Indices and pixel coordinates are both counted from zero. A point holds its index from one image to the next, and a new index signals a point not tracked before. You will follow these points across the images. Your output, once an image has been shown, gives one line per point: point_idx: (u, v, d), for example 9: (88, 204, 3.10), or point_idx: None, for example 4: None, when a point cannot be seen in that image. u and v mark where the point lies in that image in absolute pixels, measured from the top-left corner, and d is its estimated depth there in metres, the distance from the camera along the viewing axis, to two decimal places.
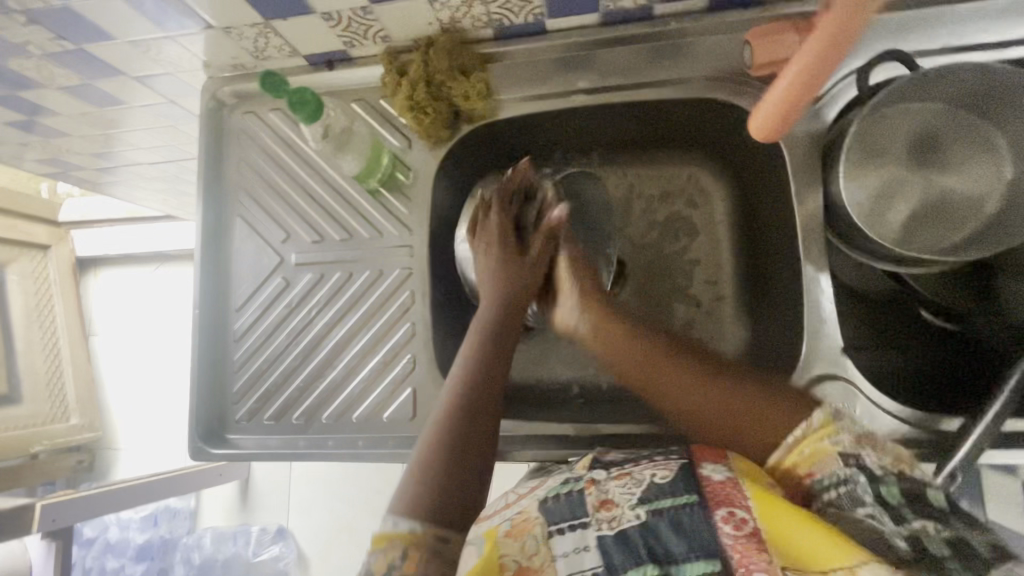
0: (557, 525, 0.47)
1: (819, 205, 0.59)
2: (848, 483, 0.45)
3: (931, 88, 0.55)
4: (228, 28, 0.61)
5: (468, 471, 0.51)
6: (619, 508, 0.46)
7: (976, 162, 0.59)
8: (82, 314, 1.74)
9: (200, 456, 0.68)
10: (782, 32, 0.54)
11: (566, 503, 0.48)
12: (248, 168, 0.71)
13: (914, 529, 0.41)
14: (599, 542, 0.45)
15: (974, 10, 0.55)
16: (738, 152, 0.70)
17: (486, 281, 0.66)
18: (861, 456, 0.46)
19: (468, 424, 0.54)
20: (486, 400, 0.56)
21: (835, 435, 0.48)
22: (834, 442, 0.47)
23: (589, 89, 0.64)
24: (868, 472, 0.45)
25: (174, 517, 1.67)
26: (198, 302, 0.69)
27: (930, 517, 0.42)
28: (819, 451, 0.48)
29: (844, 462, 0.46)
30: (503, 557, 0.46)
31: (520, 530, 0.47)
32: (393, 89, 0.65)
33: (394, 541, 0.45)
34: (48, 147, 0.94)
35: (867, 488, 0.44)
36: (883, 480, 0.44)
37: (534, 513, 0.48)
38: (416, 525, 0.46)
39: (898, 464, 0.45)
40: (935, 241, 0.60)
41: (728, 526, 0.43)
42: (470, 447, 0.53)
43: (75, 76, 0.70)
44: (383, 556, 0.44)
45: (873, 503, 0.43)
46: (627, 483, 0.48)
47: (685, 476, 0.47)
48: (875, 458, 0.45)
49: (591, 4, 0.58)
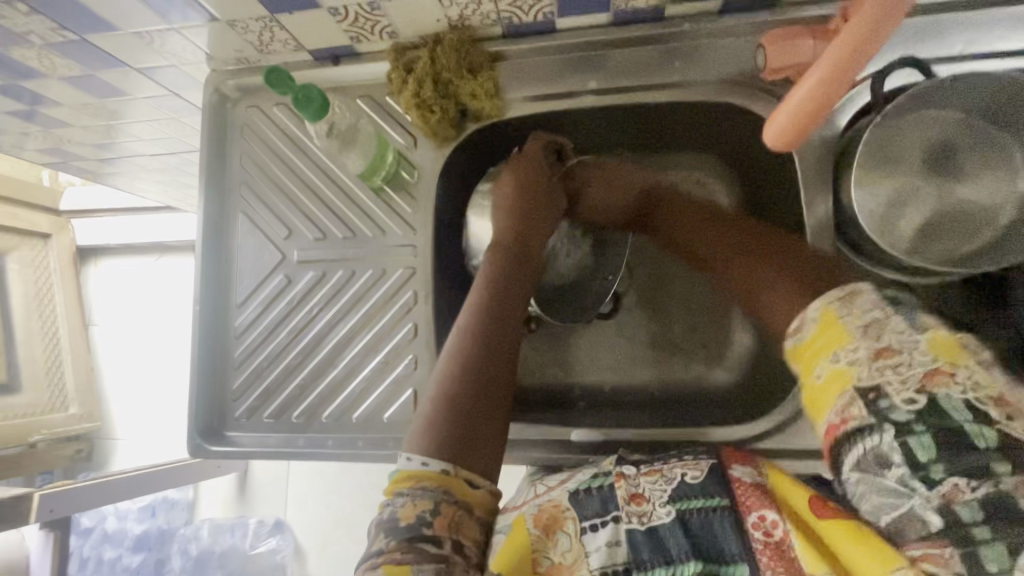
0: (589, 521, 0.44)
1: (829, 213, 0.58)
2: (876, 435, 0.37)
3: (947, 96, 0.54)
4: (233, 21, 0.60)
5: (485, 407, 0.53)
6: (650, 505, 0.44)
7: (989, 171, 0.58)
8: (82, 304, 1.74)
9: (199, 453, 0.68)
10: (797, 36, 0.53)
11: (597, 498, 0.45)
12: (251, 164, 0.70)
13: (948, 493, 0.34)
14: (629, 538, 0.43)
15: (991, 18, 0.54)
16: (747, 157, 0.69)
17: (504, 223, 0.65)
18: (881, 388, 0.37)
19: (486, 364, 0.55)
20: (503, 341, 0.57)
21: (849, 350, 0.40)
22: (847, 359, 0.40)
23: (600, 90, 0.63)
24: (894, 420, 0.36)
25: (173, 508, 1.68)
26: (199, 298, 0.69)
27: (970, 475, 0.34)
28: (840, 380, 0.39)
29: (864, 401, 0.38)
30: (536, 552, 0.43)
31: (552, 523, 0.44)
32: (400, 86, 0.64)
33: (421, 484, 0.46)
34: (49, 137, 0.93)
35: (894, 444, 0.36)
36: (913, 430, 0.36)
37: (564, 504, 0.45)
38: (446, 466, 0.48)
39: (929, 382, 0.37)
40: (946, 251, 0.60)
41: (759, 532, 0.41)
42: (488, 385, 0.54)
43: (77, 66, 0.69)
44: (412, 506, 0.44)
45: (903, 463, 0.35)
46: (657, 480, 0.46)
47: (715, 474, 0.45)
48: (900, 387, 0.37)
49: (603, 3, 0.57)
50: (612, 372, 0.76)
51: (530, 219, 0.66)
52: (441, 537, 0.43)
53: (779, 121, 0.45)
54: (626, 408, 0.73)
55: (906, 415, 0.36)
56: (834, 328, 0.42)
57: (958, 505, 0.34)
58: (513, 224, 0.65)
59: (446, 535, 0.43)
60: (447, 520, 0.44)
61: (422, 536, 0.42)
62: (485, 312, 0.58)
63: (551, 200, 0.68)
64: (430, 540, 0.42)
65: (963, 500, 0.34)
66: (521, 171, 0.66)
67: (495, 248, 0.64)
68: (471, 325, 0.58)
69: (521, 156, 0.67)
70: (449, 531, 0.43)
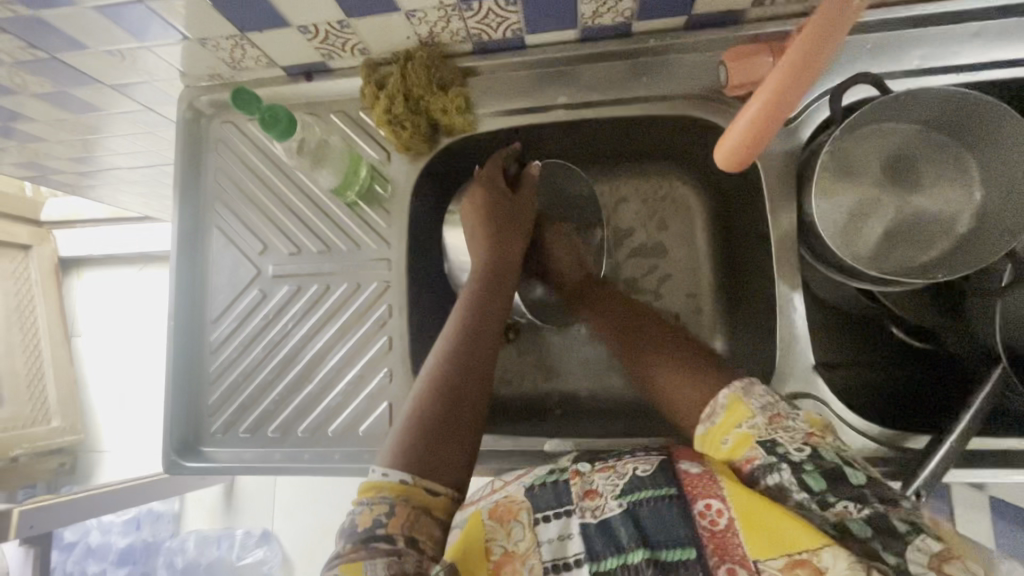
0: (543, 512, 0.46)
1: (792, 222, 0.60)
2: (776, 470, 0.44)
3: (902, 111, 0.56)
4: (204, 39, 0.61)
5: (456, 424, 0.53)
6: (603, 498, 0.46)
7: (945, 184, 0.60)
8: (64, 315, 1.73)
9: (173, 469, 0.68)
10: (755, 54, 0.55)
11: (550, 491, 0.47)
12: (226, 180, 0.70)
13: (840, 514, 0.41)
14: (582, 530, 0.45)
15: (946, 33, 0.56)
16: (714, 168, 0.71)
17: (479, 247, 0.68)
18: (775, 438, 0.46)
19: (459, 377, 0.56)
20: (478, 357, 0.58)
21: (750, 419, 0.47)
22: (750, 427, 0.47)
23: (570, 104, 0.64)
24: (788, 459, 0.44)
25: (156, 521, 1.67)
26: (173, 313, 0.68)
27: (853, 498, 0.42)
28: (744, 437, 0.47)
29: (764, 447, 0.46)
30: (490, 541, 0.44)
31: (506, 514, 0.46)
32: (372, 101, 0.65)
33: (382, 492, 0.47)
34: (24, 151, 0.92)
35: (792, 478, 0.43)
36: (803, 466, 0.44)
37: (520, 497, 0.47)
38: (407, 476, 0.49)
39: (811, 440, 0.45)
40: (905, 260, 0.61)
41: (705, 520, 0.43)
42: (461, 398, 0.55)
43: (50, 84, 0.69)
44: (369, 512, 0.46)
45: (801, 490, 0.43)
46: (610, 475, 0.47)
47: (666, 468, 0.47)
48: (790, 439, 0.45)
49: (569, 20, 0.58)
50: (587, 379, 0.77)
51: (500, 235, 0.68)
52: (394, 534, 0.45)
53: (736, 130, 0.45)
54: (603, 416, 0.74)
55: (797, 456, 0.44)
56: (738, 407, 0.49)
57: (850, 522, 0.41)
58: (485, 239, 0.68)
59: (399, 533, 0.45)
60: (401, 520, 0.46)
61: (377, 536, 0.45)
62: (461, 324, 0.60)
63: (524, 224, 0.71)
64: (384, 538, 0.45)
65: (854, 518, 0.41)
66: (480, 193, 0.69)
67: (471, 274, 0.67)
68: (443, 340, 0.60)
69: (483, 175, 0.70)
70: (402, 529, 0.45)
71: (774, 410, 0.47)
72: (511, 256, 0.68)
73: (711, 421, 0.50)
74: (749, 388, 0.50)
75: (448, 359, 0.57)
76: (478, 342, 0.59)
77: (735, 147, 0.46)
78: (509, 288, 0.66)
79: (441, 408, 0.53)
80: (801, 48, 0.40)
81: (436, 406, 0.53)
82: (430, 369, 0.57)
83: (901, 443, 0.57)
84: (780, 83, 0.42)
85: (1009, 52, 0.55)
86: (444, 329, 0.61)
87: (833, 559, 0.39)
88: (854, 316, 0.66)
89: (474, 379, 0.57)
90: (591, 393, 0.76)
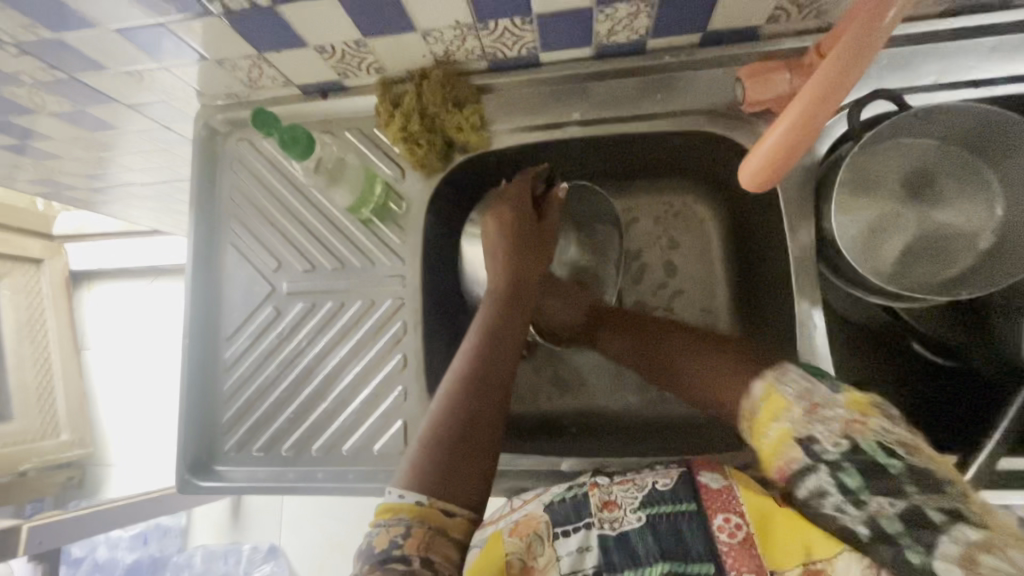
0: (562, 526, 0.46)
1: (811, 238, 0.59)
2: (816, 472, 0.42)
3: (922, 126, 0.56)
4: (221, 59, 0.61)
5: (471, 442, 0.52)
6: (622, 510, 0.45)
7: (968, 199, 0.59)
8: (74, 328, 1.73)
9: (187, 489, 0.67)
10: (774, 71, 0.55)
11: (569, 504, 0.47)
12: (241, 197, 0.71)
13: (872, 511, 0.40)
14: (600, 541, 0.44)
15: (965, 48, 0.56)
16: (729, 183, 0.70)
17: (496, 267, 0.67)
18: (813, 437, 0.43)
19: (477, 397, 0.55)
20: (494, 378, 0.57)
21: (788, 412, 0.46)
22: (789, 421, 0.45)
23: (585, 121, 0.64)
24: (827, 458, 0.42)
25: (165, 535, 1.66)
26: (189, 331, 0.68)
27: (887, 493, 0.40)
28: (784, 434, 0.45)
29: (802, 448, 0.44)
30: (510, 554, 0.44)
31: (525, 529, 0.46)
32: (386, 119, 0.65)
33: (399, 514, 0.47)
34: (40, 168, 0.93)
35: (829, 480, 0.42)
36: (841, 464, 0.42)
37: (540, 514, 0.47)
38: (424, 498, 0.48)
39: (851, 428, 0.43)
40: (926, 276, 0.60)
41: (724, 534, 0.42)
42: (476, 419, 0.54)
43: (69, 103, 0.70)
44: (385, 534, 0.46)
45: (836, 493, 0.41)
46: (629, 487, 0.47)
47: (686, 481, 0.46)
48: (828, 434, 0.43)
49: (585, 38, 0.59)
50: (602, 396, 0.76)
51: (523, 261, 0.67)
52: (411, 555, 0.44)
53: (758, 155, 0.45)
54: (617, 431, 0.73)
55: (833, 454, 0.42)
56: (775, 397, 0.48)
57: (881, 519, 0.39)
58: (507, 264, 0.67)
59: (416, 555, 0.44)
60: (417, 541, 0.45)
61: (393, 558, 0.44)
62: (479, 343, 0.60)
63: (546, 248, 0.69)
64: (400, 559, 0.44)
65: (886, 516, 0.39)
66: (507, 212, 0.68)
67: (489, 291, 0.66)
68: (458, 361, 0.59)
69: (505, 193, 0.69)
70: (419, 550, 0.45)
71: (811, 398, 0.46)
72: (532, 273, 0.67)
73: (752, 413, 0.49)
74: (781, 375, 0.49)
75: (463, 377, 0.57)
76: (494, 358, 0.59)
77: (784, 136, 0.43)
78: (528, 302, 0.65)
79: (456, 430, 0.53)
80: (856, 32, 0.39)
81: (453, 428, 0.53)
82: (447, 388, 0.56)
83: None
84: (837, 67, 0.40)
85: None
86: (460, 348, 0.61)
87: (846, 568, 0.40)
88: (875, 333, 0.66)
89: (491, 400, 0.56)
90: (607, 410, 0.76)
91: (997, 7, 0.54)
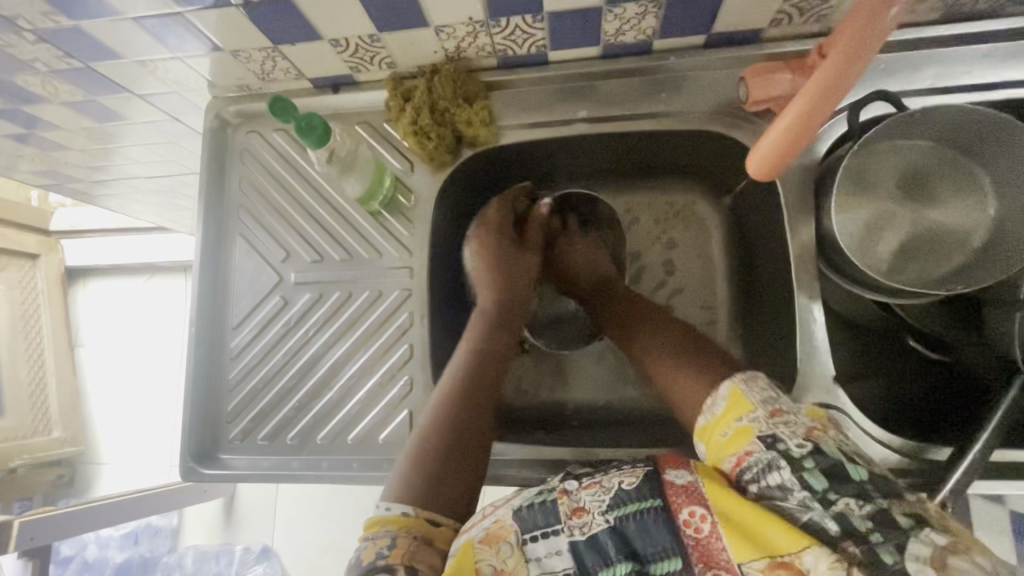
0: (530, 532, 0.44)
1: (811, 236, 0.61)
2: (775, 469, 0.42)
3: (914, 130, 0.58)
4: (236, 51, 0.62)
5: (458, 455, 0.53)
6: (590, 514, 0.44)
7: (959, 198, 0.61)
8: (68, 324, 1.73)
9: (190, 477, 0.67)
10: (776, 72, 0.57)
11: (539, 511, 0.44)
12: (251, 188, 0.71)
13: (840, 510, 0.40)
14: (571, 548, 0.43)
15: (959, 54, 0.58)
16: (730, 182, 0.72)
17: (487, 290, 0.70)
18: (776, 434, 0.44)
19: (466, 412, 0.57)
20: (482, 393, 0.59)
21: (751, 413, 0.46)
22: (751, 421, 0.46)
23: (590, 118, 0.66)
24: (789, 457, 0.42)
25: (155, 535, 1.64)
26: (194, 320, 0.69)
27: (855, 497, 0.40)
28: (744, 433, 0.45)
29: (765, 444, 0.44)
30: (479, 562, 0.42)
31: (495, 536, 0.44)
32: (397, 113, 0.66)
33: (385, 527, 0.47)
34: (45, 159, 0.93)
35: (794, 477, 0.41)
36: (804, 463, 0.42)
37: (508, 521, 0.44)
38: (409, 508, 0.49)
39: (812, 434, 0.44)
40: (921, 273, 0.62)
41: (690, 529, 0.42)
42: (466, 434, 0.55)
43: (81, 92, 0.71)
44: (372, 546, 0.46)
45: (802, 489, 0.41)
46: (597, 490, 0.45)
47: (650, 479, 0.44)
48: (791, 434, 0.43)
49: (593, 38, 0.60)
50: (602, 390, 0.77)
51: (511, 277, 0.72)
52: (395, 564, 0.44)
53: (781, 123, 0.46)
54: (619, 424, 0.74)
55: (799, 453, 0.42)
56: (739, 398, 0.48)
57: (852, 519, 0.39)
58: (498, 285, 0.71)
59: (400, 564, 0.44)
60: (402, 551, 0.45)
61: (377, 568, 0.44)
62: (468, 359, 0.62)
63: (530, 274, 0.74)
64: (384, 569, 0.43)
65: (855, 515, 0.40)
66: (490, 235, 0.74)
67: (479, 311, 0.68)
68: (447, 375, 0.60)
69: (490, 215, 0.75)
70: (402, 559, 0.44)
71: (774, 404, 0.46)
72: (519, 297, 0.71)
73: (712, 414, 0.50)
74: (748, 380, 0.49)
75: (455, 390, 0.58)
76: (483, 374, 0.61)
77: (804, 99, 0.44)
78: (517, 325, 0.68)
79: (445, 442, 0.54)
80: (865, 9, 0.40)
81: (441, 441, 0.54)
82: (437, 401, 0.58)
83: (926, 454, 0.57)
84: (847, 49, 0.41)
85: (1019, 73, 0.57)
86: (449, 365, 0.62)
87: (814, 559, 0.39)
88: (869, 329, 0.68)
89: (478, 415, 0.57)
90: (609, 404, 0.76)
91: (989, 14, 0.56)
